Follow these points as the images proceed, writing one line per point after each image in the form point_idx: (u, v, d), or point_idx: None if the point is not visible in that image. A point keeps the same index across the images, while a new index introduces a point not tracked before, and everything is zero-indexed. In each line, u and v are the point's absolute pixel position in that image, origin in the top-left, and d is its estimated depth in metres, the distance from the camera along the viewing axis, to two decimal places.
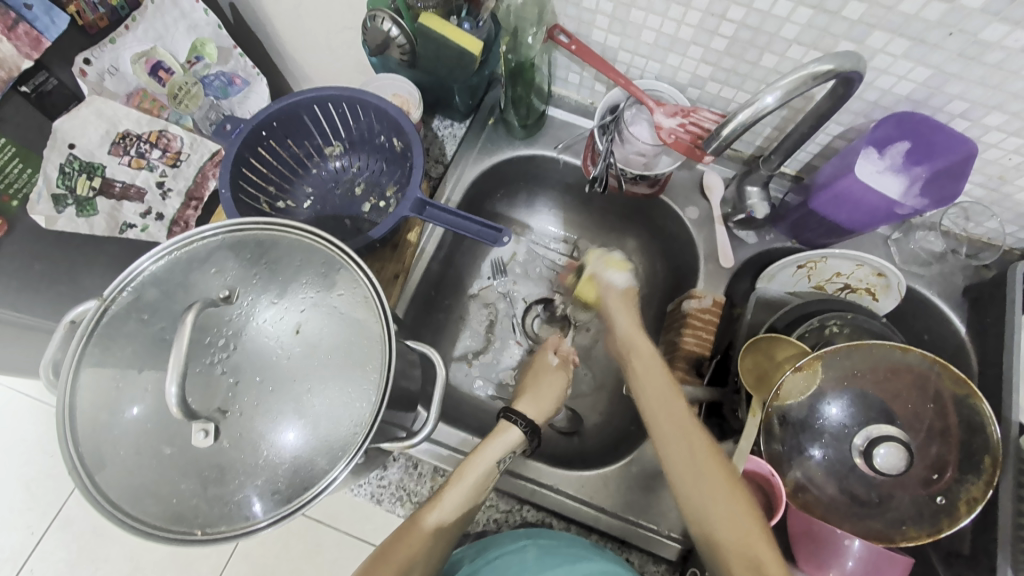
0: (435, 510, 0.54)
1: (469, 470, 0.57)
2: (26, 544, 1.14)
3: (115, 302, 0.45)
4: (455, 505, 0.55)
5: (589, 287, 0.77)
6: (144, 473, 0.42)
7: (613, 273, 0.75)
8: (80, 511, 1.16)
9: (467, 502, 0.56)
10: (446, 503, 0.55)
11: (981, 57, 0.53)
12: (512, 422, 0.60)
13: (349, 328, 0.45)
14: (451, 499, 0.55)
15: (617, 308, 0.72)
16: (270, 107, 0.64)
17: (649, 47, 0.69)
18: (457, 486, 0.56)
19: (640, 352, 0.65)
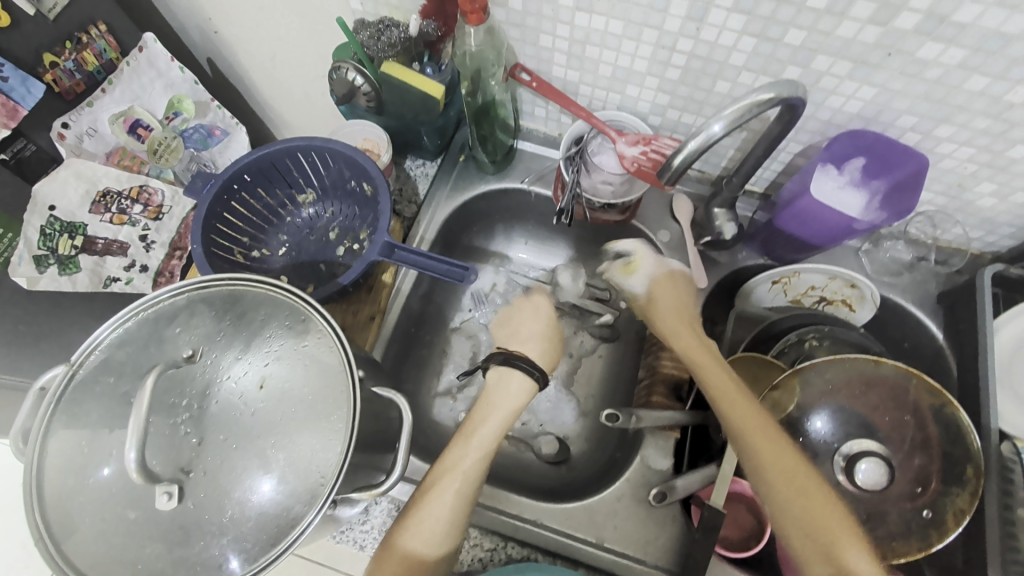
0: (411, 529, 0.53)
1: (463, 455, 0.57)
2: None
3: (83, 366, 0.46)
4: (449, 498, 0.54)
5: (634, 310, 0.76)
6: (110, 540, 0.42)
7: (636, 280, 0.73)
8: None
9: (447, 513, 0.54)
10: (432, 504, 0.54)
11: (922, 74, 0.54)
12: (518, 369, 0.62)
13: (316, 376, 0.46)
14: (427, 513, 0.54)
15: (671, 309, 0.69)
16: (242, 160, 0.66)
17: (608, 80, 0.71)
18: (448, 479, 0.55)
19: (701, 358, 0.62)
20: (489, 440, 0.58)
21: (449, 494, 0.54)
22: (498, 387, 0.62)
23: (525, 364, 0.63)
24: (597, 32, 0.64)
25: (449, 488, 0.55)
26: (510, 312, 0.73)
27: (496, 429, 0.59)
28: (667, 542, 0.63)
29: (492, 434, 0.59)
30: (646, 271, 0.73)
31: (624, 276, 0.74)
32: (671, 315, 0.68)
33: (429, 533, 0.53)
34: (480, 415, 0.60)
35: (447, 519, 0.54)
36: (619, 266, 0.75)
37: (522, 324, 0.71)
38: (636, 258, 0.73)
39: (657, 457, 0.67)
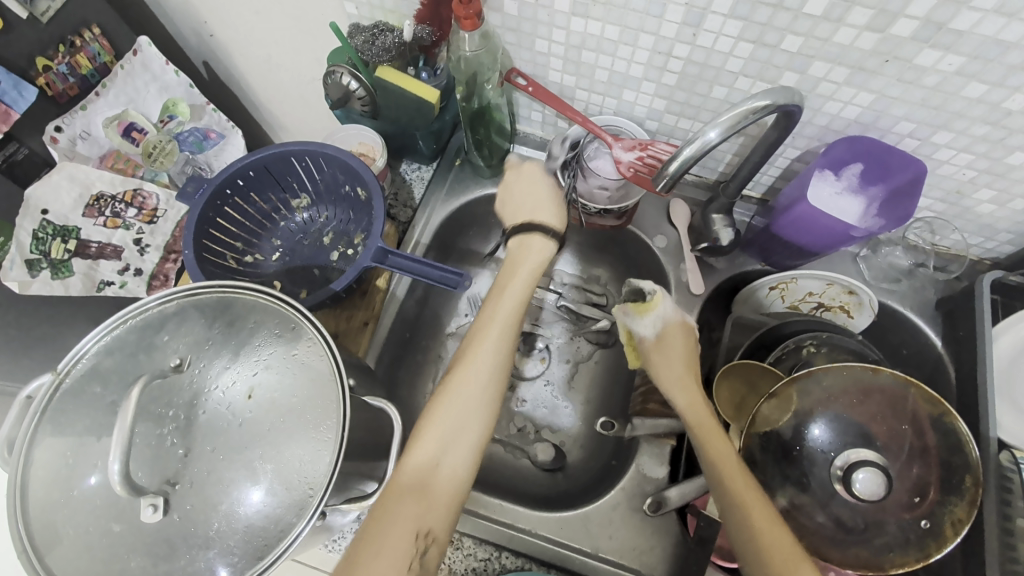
0: (422, 441, 0.52)
1: (476, 346, 0.58)
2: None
3: (70, 375, 0.45)
4: (461, 404, 0.54)
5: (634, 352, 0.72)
6: (94, 553, 0.41)
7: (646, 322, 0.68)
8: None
9: (461, 419, 0.54)
10: (443, 414, 0.53)
11: (919, 81, 0.54)
12: (535, 233, 0.69)
13: (306, 384, 0.45)
14: (440, 425, 0.53)
15: (677, 362, 0.65)
16: (235, 165, 0.66)
17: (605, 84, 0.70)
18: (458, 388, 0.55)
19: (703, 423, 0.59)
20: (508, 318, 0.62)
21: (464, 394, 0.55)
22: (517, 257, 0.68)
23: (545, 223, 0.70)
24: (593, 37, 0.64)
25: (467, 381, 0.56)
26: (503, 192, 0.75)
27: (509, 313, 0.62)
28: (662, 552, 0.62)
29: (510, 312, 0.62)
30: (660, 314, 0.67)
31: (636, 315, 0.69)
32: (680, 369, 0.65)
33: (443, 445, 0.52)
34: (495, 295, 0.64)
35: (460, 427, 0.53)
36: (633, 306, 0.69)
37: (517, 193, 0.73)
38: (654, 299, 0.67)
39: (653, 466, 0.66)
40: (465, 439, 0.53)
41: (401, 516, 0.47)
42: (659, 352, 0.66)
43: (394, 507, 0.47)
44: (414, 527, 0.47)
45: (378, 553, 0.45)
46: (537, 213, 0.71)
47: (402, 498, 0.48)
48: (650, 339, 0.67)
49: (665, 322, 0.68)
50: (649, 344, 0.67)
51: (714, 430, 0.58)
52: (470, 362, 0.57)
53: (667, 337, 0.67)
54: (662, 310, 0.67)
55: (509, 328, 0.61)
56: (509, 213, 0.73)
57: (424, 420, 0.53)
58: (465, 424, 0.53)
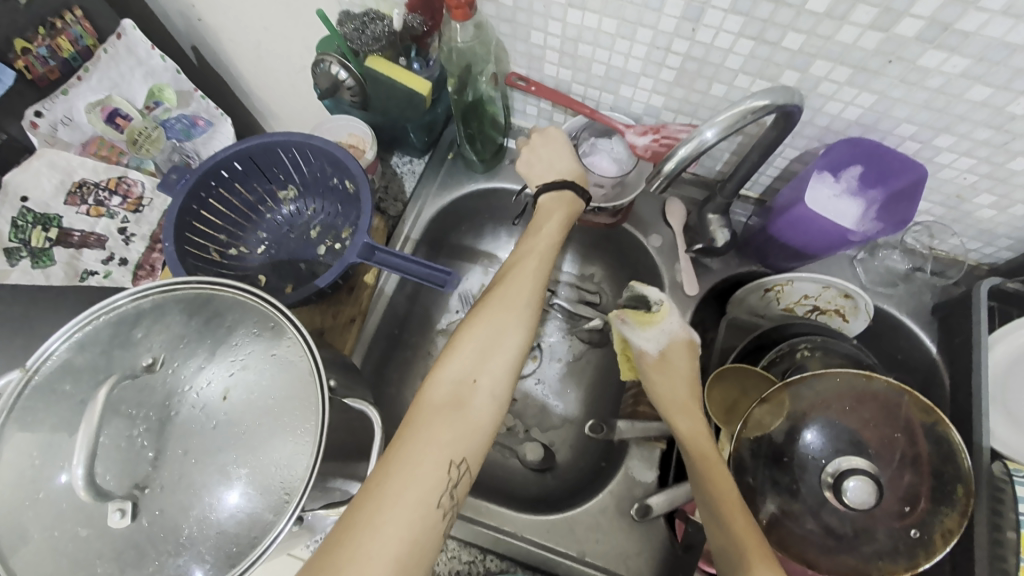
0: (450, 364, 0.51)
1: (512, 278, 0.58)
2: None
3: (38, 373, 0.43)
4: (490, 330, 0.53)
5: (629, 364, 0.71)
6: (59, 558, 0.40)
7: (642, 333, 0.68)
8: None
9: (490, 345, 0.53)
10: (472, 339, 0.53)
11: (923, 83, 0.52)
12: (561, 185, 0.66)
13: (286, 384, 0.44)
14: (468, 348, 0.52)
15: (676, 381, 0.64)
16: (220, 154, 0.64)
17: (601, 79, 0.68)
18: (486, 316, 0.54)
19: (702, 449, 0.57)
20: (546, 254, 0.61)
21: (493, 321, 0.54)
22: (550, 205, 0.66)
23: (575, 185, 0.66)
24: (590, 30, 0.62)
25: (495, 309, 0.55)
26: (528, 155, 0.70)
27: (546, 251, 0.61)
28: (649, 557, 0.61)
29: (547, 248, 0.61)
30: (664, 330, 0.67)
31: (638, 328, 0.68)
32: (680, 390, 0.64)
33: (472, 368, 0.51)
34: (531, 234, 0.63)
35: (490, 352, 0.52)
36: (636, 317, 0.68)
37: (542, 157, 0.69)
38: (660, 312, 0.67)
39: (642, 470, 0.65)
40: (499, 367, 0.52)
41: (434, 440, 0.47)
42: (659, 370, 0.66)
43: (427, 430, 0.47)
44: (447, 451, 0.47)
45: (410, 472, 0.45)
46: (561, 171, 0.68)
47: (435, 421, 0.48)
48: (652, 354, 0.66)
49: (670, 338, 0.67)
50: (650, 360, 0.67)
51: (716, 457, 0.55)
52: (507, 294, 0.56)
53: (668, 356, 0.66)
54: (666, 326, 0.67)
55: (537, 268, 0.59)
56: (535, 177, 0.69)
57: (457, 345, 0.52)
58: (500, 352, 0.53)
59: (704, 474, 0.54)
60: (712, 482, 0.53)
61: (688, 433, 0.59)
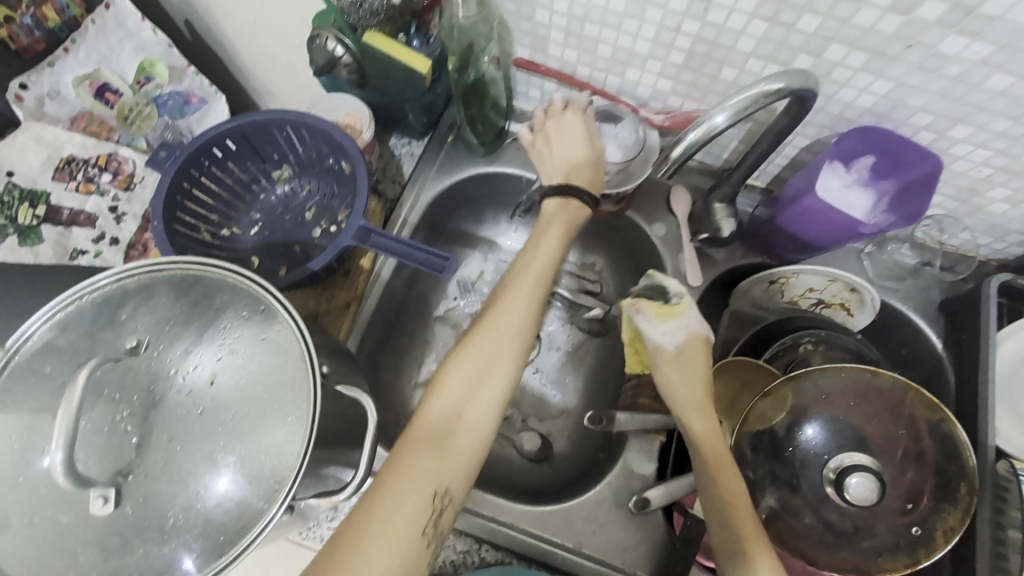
0: (440, 391, 0.50)
1: (508, 300, 0.54)
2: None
3: (19, 354, 0.42)
4: (483, 357, 0.51)
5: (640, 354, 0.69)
6: (39, 545, 0.39)
7: (657, 326, 0.64)
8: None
9: (482, 371, 0.50)
10: (464, 365, 0.51)
11: (941, 70, 0.50)
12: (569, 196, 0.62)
13: (276, 371, 0.42)
14: (459, 375, 0.50)
15: (691, 377, 0.61)
16: (211, 131, 0.62)
17: (608, 61, 0.66)
18: (479, 341, 0.52)
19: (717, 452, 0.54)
20: (541, 277, 0.56)
21: (486, 346, 0.51)
22: (550, 217, 0.62)
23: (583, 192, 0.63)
24: (597, 9, 0.59)
25: (489, 333, 0.52)
26: (541, 140, 0.67)
27: (541, 273, 0.57)
28: (646, 550, 0.60)
29: (542, 270, 0.57)
30: (683, 325, 0.64)
31: (655, 321, 0.64)
32: (697, 388, 0.60)
33: (462, 396, 0.49)
34: (528, 252, 0.58)
35: (481, 379, 0.50)
36: (655, 309, 0.64)
37: (557, 142, 0.66)
38: (681, 305, 0.64)
39: (640, 462, 0.64)
40: (490, 397, 0.50)
41: (419, 470, 0.46)
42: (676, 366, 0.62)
43: (413, 460, 0.46)
44: (432, 482, 0.45)
45: (393, 503, 0.44)
46: (571, 174, 0.64)
47: (422, 450, 0.47)
48: (669, 350, 0.63)
49: (687, 333, 0.63)
50: (667, 355, 0.63)
51: (729, 463, 0.53)
52: (502, 315, 0.53)
53: (686, 352, 0.62)
54: (684, 322, 0.64)
55: (537, 288, 0.56)
56: (543, 169, 0.66)
57: (448, 370, 0.50)
58: (492, 381, 0.50)
59: (722, 480, 0.52)
60: (731, 491, 0.52)
61: (703, 434, 0.56)
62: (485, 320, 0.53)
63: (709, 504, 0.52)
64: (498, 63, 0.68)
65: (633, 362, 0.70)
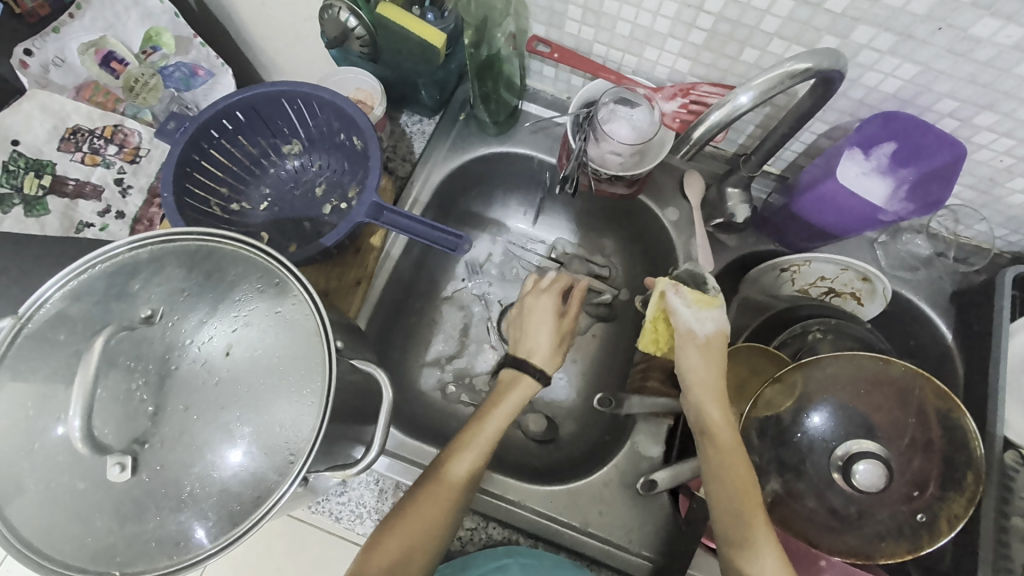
0: (386, 538, 0.52)
1: (458, 450, 0.57)
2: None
3: (32, 320, 0.42)
4: (427, 509, 0.53)
5: (660, 330, 0.66)
6: (56, 510, 0.39)
7: (692, 312, 0.61)
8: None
9: (426, 522, 0.53)
10: (409, 514, 0.53)
11: (972, 54, 0.49)
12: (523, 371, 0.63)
13: (291, 345, 0.42)
14: (402, 526, 0.52)
15: (717, 368, 0.59)
16: (220, 103, 0.60)
17: (626, 39, 0.65)
18: (426, 491, 0.54)
19: (732, 445, 0.54)
20: (488, 441, 0.58)
21: (430, 500, 0.54)
22: (508, 382, 0.63)
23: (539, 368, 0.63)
24: None
25: (436, 485, 0.54)
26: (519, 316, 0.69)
27: (491, 435, 0.58)
28: (652, 531, 0.61)
29: (493, 430, 0.59)
30: (718, 316, 0.61)
31: (692, 306, 0.61)
32: (721, 378, 0.58)
33: (402, 548, 0.51)
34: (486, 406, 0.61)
35: (422, 533, 0.52)
36: (695, 295, 0.61)
37: (530, 329, 0.67)
38: (719, 298, 0.61)
39: (648, 445, 0.65)
40: (428, 547, 0.52)
41: None
42: (705, 353, 0.59)
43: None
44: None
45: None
46: (529, 350, 0.65)
47: None
48: (702, 337, 0.60)
49: (719, 324, 0.61)
50: (698, 342, 0.60)
51: (741, 452, 0.54)
52: (451, 470, 0.56)
53: (715, 342, 0.60)
54: (720, 313, 0.61)
55: (487, 447, 0.58)
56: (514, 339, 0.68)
57: (396, 520, 0.53)
58: (429, 543, 0.52)
59: (729, 468, 0.53)
60: (737, 479, 0.52)
61: (720, 424, 0.55)
62: (433, 473, 0.56)
63: (713, 489, 0.53)
64: (515, 44, 0.68)
65: (646, 341, 0.68)
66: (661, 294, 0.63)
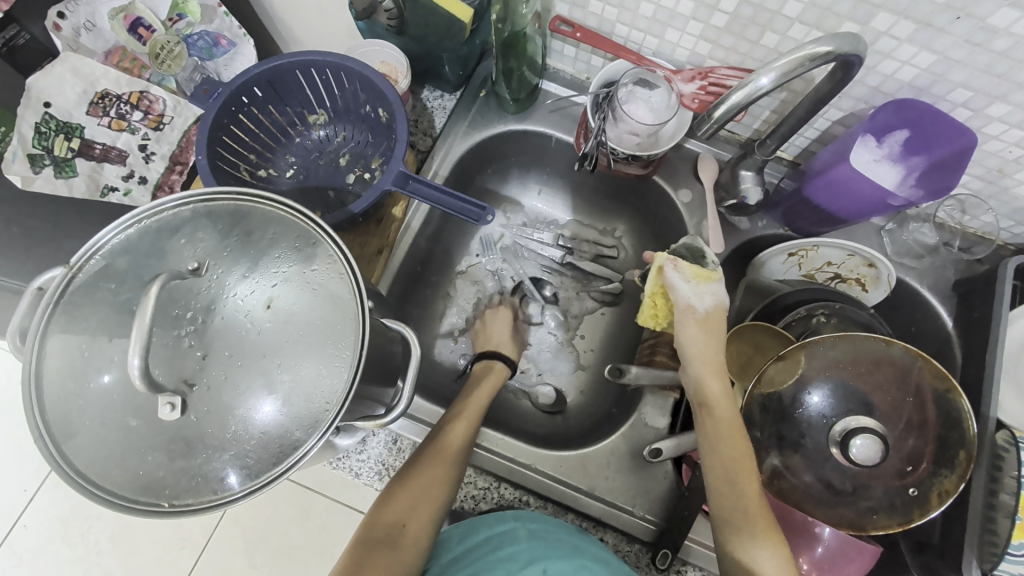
0: (396, 493, 0.55)
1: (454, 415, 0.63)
2: (8, 519, 1.13)
3: (83, 270, 0.44)
4: (431, 462, 0.57)
5: (662, 303, 0.68)
6: (109, 445, 0.42)
7: (689, 286, 0.63)
8: (62, 488, 1.14)
9: (431, 473, 0.56)
10: (416, 468, 0.57)
11: (988, 44, 0.51)
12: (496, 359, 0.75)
13: (323, 303, 0.45)
14: (411, 479, 0.56)
15: (714, 342, 0.61)
16: (251, 71, 0.62)
17: (648, 20, 0.65)
18: (430, 446, 0.59)
19: (729, 423, 0.56)
20: (475, 410, 0.64)
21: (434, 453, 0.58)
22: (484, 373, 0.73)
23: (504, 356, 0.76)
24: None
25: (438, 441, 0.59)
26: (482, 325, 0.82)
27: (480, 405, 0.66)
28: (656, 497, 0.64)
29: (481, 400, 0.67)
30: (716, 290, 0.63)
31: (691, 281, 0.63)
32: (719, 352, 0.61)
33: (411, 500, 0.55)
34: (473, 387, 0.70)
35: (428, 485, 0.56)
36: (694, 269, 0.63)
37: (495, 333, 0.80)
38: (718, 272, 0.63)
39: (655, 415, 0.68)
40: (434, 497, 0.55)
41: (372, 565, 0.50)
42: (704, 327, 0.62)
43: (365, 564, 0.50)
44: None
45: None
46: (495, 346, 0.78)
47: (376, 544, 0.52)
48: (700, 311, 0.62)
49: (716, 298, 0.63)
50: (696, 316, 0.62)
51: (740, 432, 0.56)
52: (450, 429, 0.61)
53: (713, 316, 0.63)
54: (719, 287, 0.63)
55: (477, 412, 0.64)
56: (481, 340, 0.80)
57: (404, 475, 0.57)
58: (432, 493, 0.55)
59: (728, 440, 0.55)
60: (735, 451, 0.54)
61: (720, 400, 0.58)
62: (433, 434, 0.61)
63: (711, 460, 0.55)
64: (538, 22, 0.69)
65: (646, 316, 0.70)
66: (658, 271, 0.65)
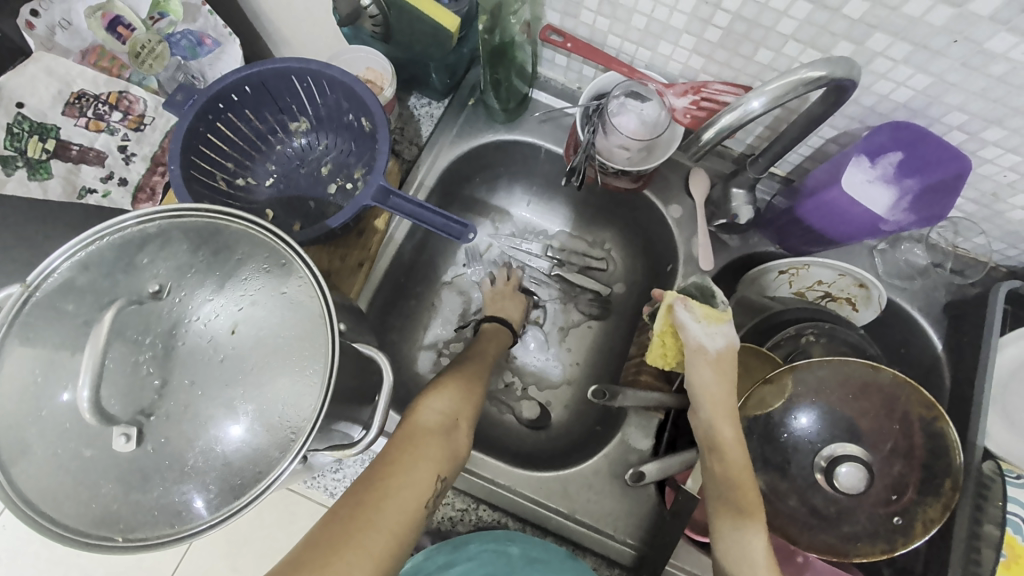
0: (431, 402, 0.58)
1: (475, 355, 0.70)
2: None
3: (40, 289, 0.42)
4: (465, 380, 0.63)
5: (670, 340, 0.64)
6: (61, 477, 0.40)
7: (700, 325, 0.60)
8: None
9: (468, 387, 0.62)
10: (452, 382, 0.62)
11: (985, 69, 0.49)
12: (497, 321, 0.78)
13: (295, 323, 0.43)
14: (449, 390, 0.60)
15: (725, 384, 0.59)
16: (229, 77, 0.60)
17: (641, 32, 0.64)
18: (459, 372, 0.64)
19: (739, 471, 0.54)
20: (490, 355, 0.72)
21: (466, 375, 0.64)
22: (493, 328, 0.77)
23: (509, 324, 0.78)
24: None
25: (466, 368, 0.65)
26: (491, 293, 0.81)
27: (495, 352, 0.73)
28: (637, 521, 0.63)
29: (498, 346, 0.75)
30: (728, 330, 0.60)
31: (702, 321, 0.60)
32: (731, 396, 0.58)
33: (450, 405, 0.58)
34: (487, 335, 0.76)
35: (466, 396, 0.61)
36: (705, 309, 0.60)
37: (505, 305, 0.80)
38: (729, 313, 0.61)
39: (638, 437, 0.66)
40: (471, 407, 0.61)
41: (426, 455, 0.52)
42: (716, 368, 0.59)
43: (419, 448, 0.53)
44: (436, 467, 0.52)
45: (403, 481, 0.50)
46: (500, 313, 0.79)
47: (427, 437, 0.54)
48: (713, 353, 0.59)
49: (728, 338, 0.60)
50: (708, 358, 0.60)
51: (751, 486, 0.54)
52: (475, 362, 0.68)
53: (725, 357, 0.60)
54: (730, 328, 0.60)
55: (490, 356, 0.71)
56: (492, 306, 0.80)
57: (441, 388, 0.60)
58: (474, 402, 0.61)
59: (737, 490, 0.53)
60: (742, 502, 0.53)
61: (732, 447, 0.56)
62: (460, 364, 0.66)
63: (717, 506, 0.54)
64: (528, 31, 0.67)
65: (655, 355, 0.67)
66: (669, 309, 0.62)
